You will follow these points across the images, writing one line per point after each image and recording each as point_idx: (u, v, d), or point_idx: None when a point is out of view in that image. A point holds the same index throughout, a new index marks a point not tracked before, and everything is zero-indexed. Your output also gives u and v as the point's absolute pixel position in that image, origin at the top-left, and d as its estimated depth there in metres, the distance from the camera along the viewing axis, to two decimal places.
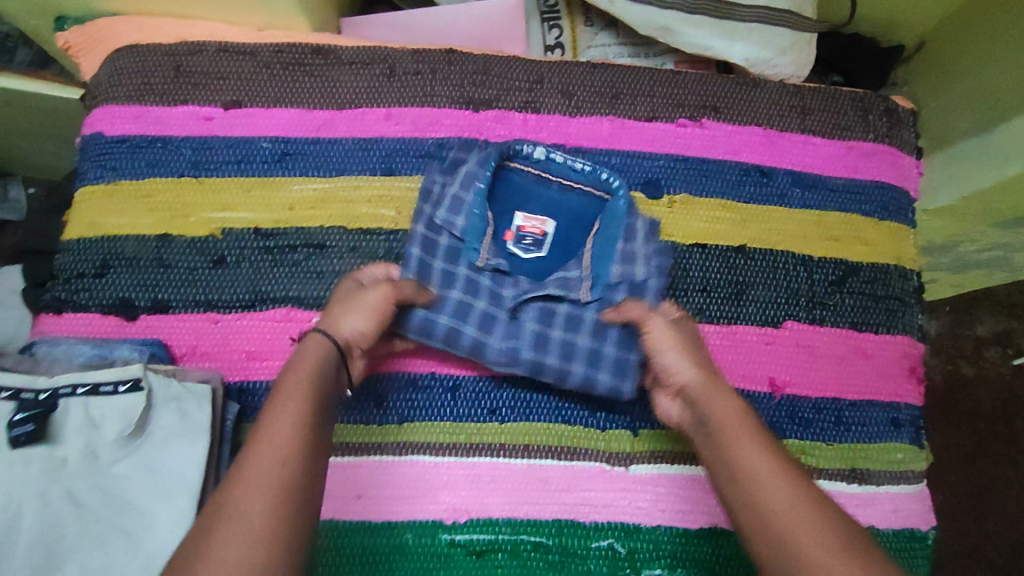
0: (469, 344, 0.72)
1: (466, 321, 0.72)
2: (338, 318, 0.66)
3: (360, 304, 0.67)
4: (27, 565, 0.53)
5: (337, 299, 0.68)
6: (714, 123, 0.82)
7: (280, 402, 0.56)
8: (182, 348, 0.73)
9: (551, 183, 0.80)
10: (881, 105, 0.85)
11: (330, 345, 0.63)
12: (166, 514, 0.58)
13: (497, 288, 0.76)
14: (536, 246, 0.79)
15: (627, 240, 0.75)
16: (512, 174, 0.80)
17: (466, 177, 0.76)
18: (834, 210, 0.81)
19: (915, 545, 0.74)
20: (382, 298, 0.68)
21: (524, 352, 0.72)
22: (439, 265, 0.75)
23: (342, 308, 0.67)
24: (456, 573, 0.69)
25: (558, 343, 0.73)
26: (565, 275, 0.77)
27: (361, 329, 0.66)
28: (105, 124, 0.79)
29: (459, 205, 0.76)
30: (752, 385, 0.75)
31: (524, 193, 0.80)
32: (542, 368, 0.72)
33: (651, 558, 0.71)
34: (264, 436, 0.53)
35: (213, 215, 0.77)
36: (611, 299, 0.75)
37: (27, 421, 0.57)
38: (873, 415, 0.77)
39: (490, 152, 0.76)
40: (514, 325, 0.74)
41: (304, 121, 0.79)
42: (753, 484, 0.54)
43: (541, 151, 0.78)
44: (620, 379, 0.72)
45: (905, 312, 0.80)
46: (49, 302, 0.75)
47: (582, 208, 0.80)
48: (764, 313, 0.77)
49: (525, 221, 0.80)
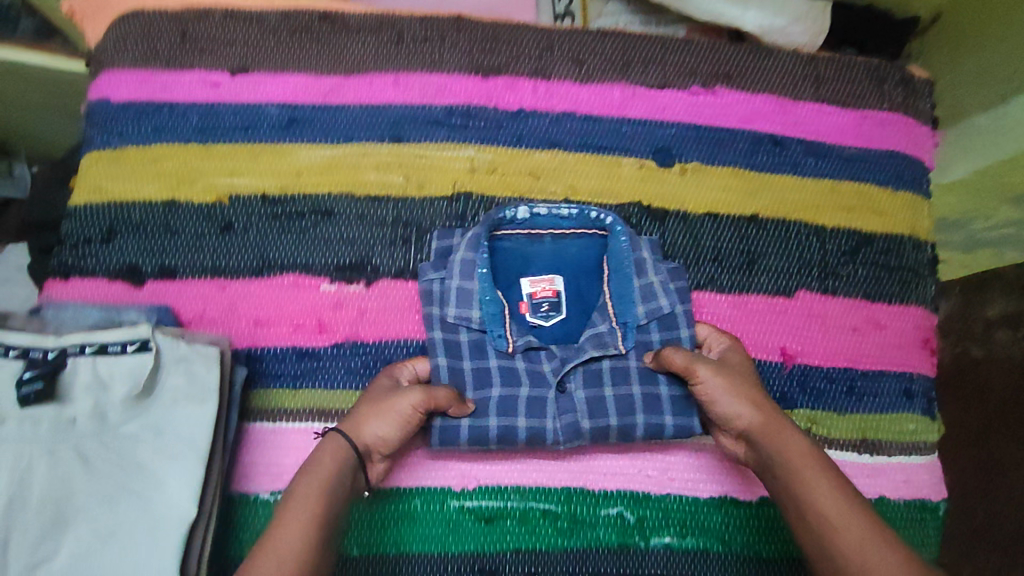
0: (527, 433, 0.68)
1: (516, 415, 0.68)
2: (362, 418, 0.61)
3: (384, 413, 0.62)
4: (38, 522, 0.55)
5: (362, 400, 0.64)
6: (726, 92, 0.81)
7: (296, 502, 0.54)
8: (190, 314, 0.73)
9: (543, 239, 0.76)
10: (896, 75, 0.83)
11: (350, 451, 0.59)
12: (174, 474, 0.58)
13: (535, 365, 0.70)
14: (555, 309, 0.74)
15: (640, 275, 0.72)
16: (503, 241, 0.75)
17: (464, 266, 0.71)
18: (848, 179, 0.80)
19: (927, 516, 0.74)
20: (409, 406, 0.62)
21: (585, 424, 0.69)
22: (468, 364, 0.69)
23: (366, 410, 0.62)
24: (465, 539, 0.69)
25: (612, 402, 0.69)
26: (595, 331, 0.72)
27: (385, 434, 0.62)
28: (112, 89, 0.78)
29: (468, 296, 0.70)
30: (762, 355, 0.75)
31: (522, 257, 0.76)
32: (606, 430, 0.69)
33: (660, 526, 0.71)
34: (278, 539, 0.51)
35: (221, 181, 0.76)
36: (647, 340, 0.72)
37: (36, 380, 0.57)
38: (885, 385, 0.76)
39: (477, 231, 0.71)
40: (563, 399, 0.70)
41: (311, 88, 0.78)
42: (820, 525, 0.52)
43: (524, 210, 0.73)
44: (683, 416, 0.69)
45: (919, 283, 0.79)
46: (56, 267, 0.74)
47: (582, 256, 0.76)
48: (776, 283, 0.77)
49: (534, 286, 0.75)
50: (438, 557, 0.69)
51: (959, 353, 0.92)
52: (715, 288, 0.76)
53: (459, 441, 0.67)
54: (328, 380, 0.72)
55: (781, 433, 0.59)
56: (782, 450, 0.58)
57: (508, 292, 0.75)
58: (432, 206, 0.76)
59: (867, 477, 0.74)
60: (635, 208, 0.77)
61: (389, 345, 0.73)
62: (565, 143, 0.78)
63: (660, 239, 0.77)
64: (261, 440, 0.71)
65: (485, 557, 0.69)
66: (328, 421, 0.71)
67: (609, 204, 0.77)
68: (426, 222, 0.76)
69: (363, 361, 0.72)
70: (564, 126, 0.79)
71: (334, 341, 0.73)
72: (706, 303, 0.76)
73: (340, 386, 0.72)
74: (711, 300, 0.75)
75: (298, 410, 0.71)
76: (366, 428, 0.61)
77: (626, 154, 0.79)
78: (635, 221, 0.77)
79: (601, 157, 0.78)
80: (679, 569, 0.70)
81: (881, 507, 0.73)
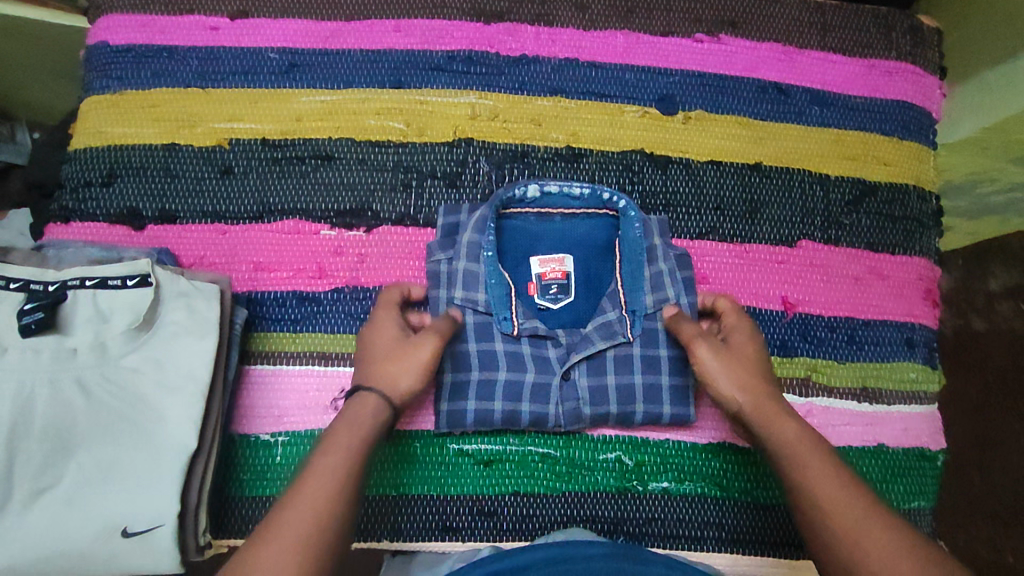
0: (529, 418, 0.69)
1: (519, 400, 0.69)
2: (391, 372, 0.61)
3: (409, 362, 0.62)
4: (41, 450, 0.55)
5: (379, 356, 0.63)
6: (731, 39, 0.80)
7: (335, 447, 0.54)
8: (190, 258, 0.73)
9: (553, 217, 0.75)
10: (904, 23, 0.82)
11: (386, 407, 0.59)
12: (174, 408, 0.58)
13: (540, 351, 0.70)
14: (564, 292, 0.73)
15: (649, 262, 0.71)
16: (512, 219, 0.75)
17: (470, 248, 0.70)
18: (853, 128, 0.79)
19: (925, 465, 0.74)
20: (430, 353, 0.62)
21: (586, 411, 0.69)
22: (474, 347, 0.69)
23: (392, 364, 0.62)
24: (463, 481, 0.70)
25: (614, 390, 0.69)
26: (604, 319, 0.70)
27: (415, 388, 0.61)
28: (111, 33, 0.77)
29: (474, 279, 0.70)
30: (764, 304, 0.74)
31: (531, 236, 0.74)
32: (606, 417, 0.69)
33: (658, 471, 0.71)
34: (314, 476, 0.51)
35: (221, 125, 0.76)
36: (652, 328, 0.71)
37: (37, 310, 0.57)
38: (886, 335, 0.76)
39: (482, 214, 0.71)
40: (566, 386, 0.70)
41: (311, 33, 0.78)
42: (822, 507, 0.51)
43: (535, 188, 0.72)
44: (681, 406, 0.70)
45: (923, 233, 0.79)
46: (56, 211, 0.74)
47: (593, 235, 0.75)
48: (778, 232, 0.76)
49: (543, 266, 0.73)
50: (437, 498, 0.69)
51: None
52: (717, 236, 0.76)
53: (465, 426, 0.69)
54: (329, 325, 0.72)
55: (778, 418, 0.59)
56: (779, 439, 0.57)
57: (516, 273, 0.74)
58: (433, 152, 0.76)
59: (867, 426, 0.74)
60: (637, 156, 0.77)
61: None
62: (567, 91, 0.78)
63: (662, 186, 0.76)
64: (262, 382, 0.71)
65: (484, 500, 0.70)
66: (328, 364, 0.71)
67: (611, 151, 0.77)
68: (427, 167, 0.75)
69: (363, 306, 0.72)
70: (567, 73, 0.78)
71: (335, 286, 0.73)
72: (709, 251, 0.75)
73: (340, 330, 0.72)
74: (714, 250, 0.75)
75: (298, 352, 0.71)
76: (399, 384, 0.61)
77: (629, 102, 0.78)
78: (637, 168, 0.76)
79: (604, 104, 0.78)
80: (677, 513, 0.71)
81: (879, 455, 0.73)
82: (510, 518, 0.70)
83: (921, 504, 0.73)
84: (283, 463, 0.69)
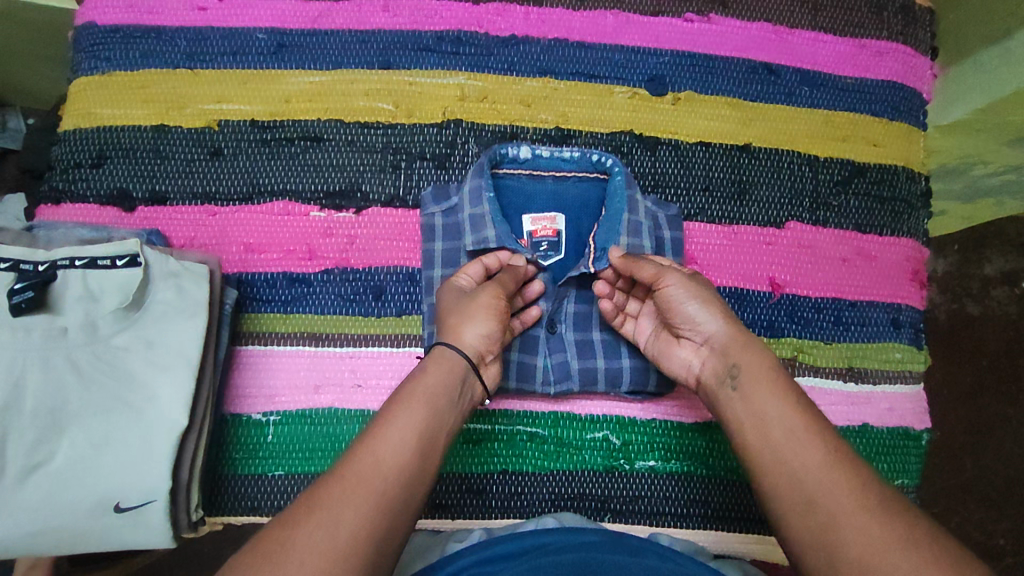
0: (518, 368, 0.70)
1: (511, 349, 0.70)
2: (462, 329, 0.61)
3: (477, 313, 0.62)
4: (33, 427, 0.55)
5: (443, 316, 0.63)
6: (722, 18, 0.79)
7: (435, 369, 0.57)
8: (180, 240, 0.73)
9: (545, 178, 0.75)
10: (896, 2, 0.82)
11: (459, 359, 0.59)
12: (164, 387, 0.59)
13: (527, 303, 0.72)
14: (555, 249, 0.74)
15: (631, 212, 0.71)
16: (506, 180, 0.75)
17: (473, 193, 0.70)
18: (843, 109, 0.79)
19: (909, 443, 0.74)
20: (492, 296, 0.63)
21: (574, 366, 0.70)
22: None
23: (459, 317, 0.61)
24: (453, 458, 0.71)
25: (599, 344, 0.71)
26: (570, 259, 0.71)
27: (486, 332, 0.61)
28: (97, 13, 0.77)
29: (481, 221, 0.69)
30: (751, 284, 0.75)
31: (524, 195, 0.75)
32: (593, 373, 0.70)
33: (645, 450, 0.72)
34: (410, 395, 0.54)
35: (211, 107, 0.76)
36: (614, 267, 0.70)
37: (27, 289, 0.57)
38: (873, 315, 0.76)
39: (479, 162, 0.71)
40: (553, 340, 0.71)
41: (299, 13, 0.77)
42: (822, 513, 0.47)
43: (526, 149, 0.73)
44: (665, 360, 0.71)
45: (911, 215, 0.79)
46: (47, 192, 0.74)
47: (583, 198, 0.75)
48: (767, 214, 0.77)
49: (535, 223, 0.73)
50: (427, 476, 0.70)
51: (955, 308, 0.95)
52: (704, 218, 0.76)
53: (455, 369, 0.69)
54: (319, 306, 0.73)
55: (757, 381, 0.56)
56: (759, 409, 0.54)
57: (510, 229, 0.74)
58: (422, 133, 0.76)
59: (854, 406, 0.74)
60: (626, 137, 0.77)
61: (379, 273, 0.73)
62: (556, 71, 0.77)
63: (651, 167, 0.76)
64: (251, 362, 0.71)
65: (472, 478, 0.71)
66: (318, 345, 0.72)
67: (600, 133, 0.77)
68: (416, 148, 0.76)
69: (353, 288, 0.73)
70: (556, 54, 0.78)
71: (324, 268, 0.73)
72: (697, 232, 0.76)
73: (328, 311, 0.72)
74: (701, 232, 0.76)
75: (288, 334, 0.72)
76: (465, 333, 0.60)
77: (619, 83, 0.78)
78: (626, 150, 0.77)
79: (594, 85, 0.78)
80: (663, 490, 0.72)
81: (863, 434, 0.74)
82: (498, 496, 0.71)
83: (906, 482, 0.74)
84: (274, 442, 0.70)
